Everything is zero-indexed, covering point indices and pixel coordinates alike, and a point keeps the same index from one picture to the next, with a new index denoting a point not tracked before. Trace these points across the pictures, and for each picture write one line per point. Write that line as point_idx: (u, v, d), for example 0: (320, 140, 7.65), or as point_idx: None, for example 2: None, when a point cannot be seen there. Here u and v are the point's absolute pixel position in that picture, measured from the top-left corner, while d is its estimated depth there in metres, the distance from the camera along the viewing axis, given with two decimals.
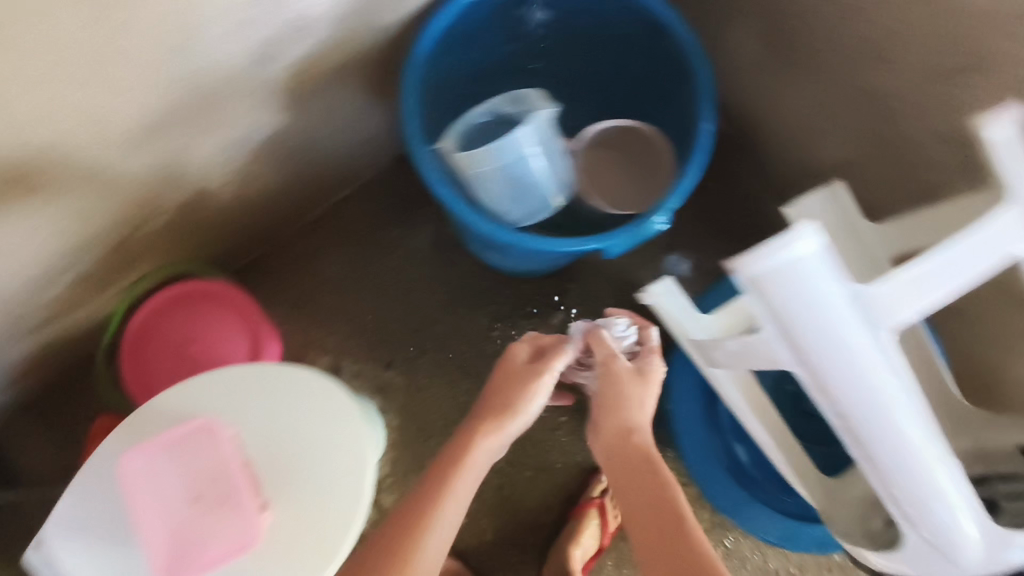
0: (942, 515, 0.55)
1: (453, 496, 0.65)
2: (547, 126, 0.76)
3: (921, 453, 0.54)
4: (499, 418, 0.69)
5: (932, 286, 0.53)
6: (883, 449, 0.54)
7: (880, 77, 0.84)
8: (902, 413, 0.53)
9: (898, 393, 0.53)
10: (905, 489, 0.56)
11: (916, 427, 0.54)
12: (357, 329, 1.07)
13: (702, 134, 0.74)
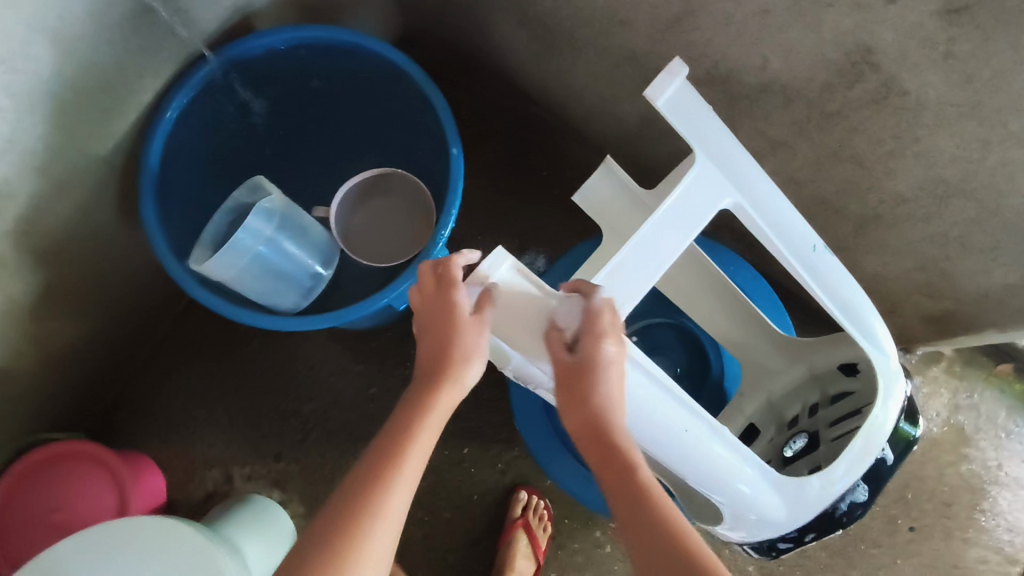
0: (728, 478, 0.60)
1: (403, 467, 0.53)
2: (291, 209, 0.69)
3: (684, 432, 0.58)
4: (448, 371, 0.57)
5: (640, 272, 0.60)
6: (651, 438, 0.59)
7: (632, 37, 0.81)
8: (652, 401, 0.57)
9: (672, 410, 0.58)
10: (690, 468, 0.60)
11: (673, 407, 0.58)
12: (236, 432, 1.04)
13: (455, 161, 0.72)
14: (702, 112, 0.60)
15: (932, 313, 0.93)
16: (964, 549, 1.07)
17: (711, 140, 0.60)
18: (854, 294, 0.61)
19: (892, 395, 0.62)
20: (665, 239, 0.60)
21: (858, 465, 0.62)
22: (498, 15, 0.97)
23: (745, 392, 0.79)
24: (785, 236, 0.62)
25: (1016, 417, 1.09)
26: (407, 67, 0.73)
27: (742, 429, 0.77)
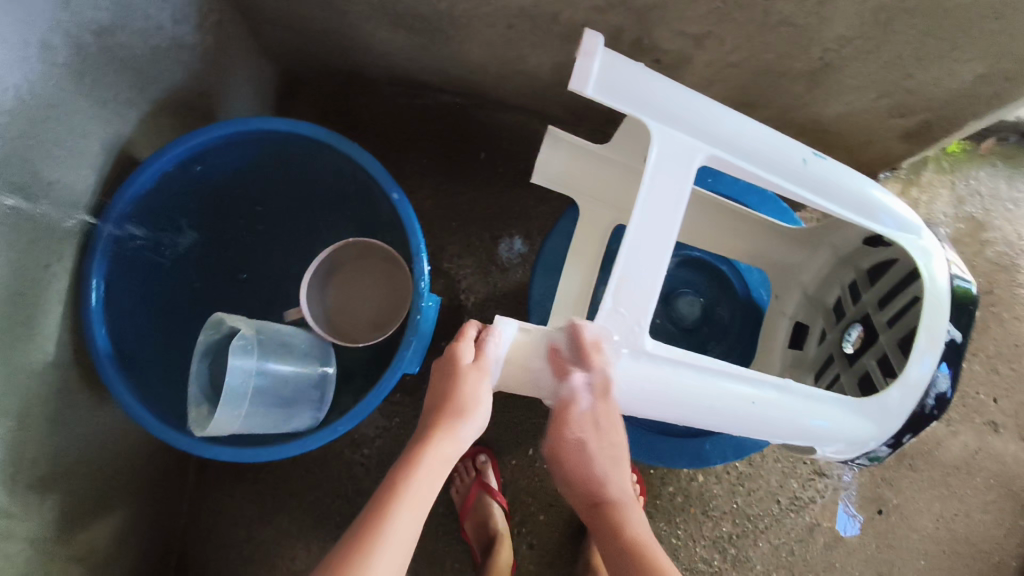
0: (807, 420, 0.61)
1: (400, 511, 0.57)
2: (267, 330, 0.63)
3: (751, 403, 0.59)
4: (450, 423, 0.62)
5: (650, 255, 0.57)
6: (722, 416, 0.60)
7: None
8: (708, 390, 0.58)
9: (726, 383, 0.59)
10: (761, 424, 0.61)
11: (729, 382, 0.59)
12: (308, 536, 1.00)
13: (401, 206, 0.68)
14: (637, 76, 0.59)
15: (909, 128, 0.91)
16: (1020, 326, 1.07)
17: (657, 100, 0.59)
18: (843, 184, 0.63)
19: (932, 259, 0.63)
20: (661, 212, 0.58)
21: (932, 349, 0.61)
22: (368, 27, 0.90)
23: (780, 294, 0.82)
24: (770, 161, 0.62)
25: (1015, 185, 1.10)
26: (310, 133, 0.69)
27: (789, 329, 0.80)
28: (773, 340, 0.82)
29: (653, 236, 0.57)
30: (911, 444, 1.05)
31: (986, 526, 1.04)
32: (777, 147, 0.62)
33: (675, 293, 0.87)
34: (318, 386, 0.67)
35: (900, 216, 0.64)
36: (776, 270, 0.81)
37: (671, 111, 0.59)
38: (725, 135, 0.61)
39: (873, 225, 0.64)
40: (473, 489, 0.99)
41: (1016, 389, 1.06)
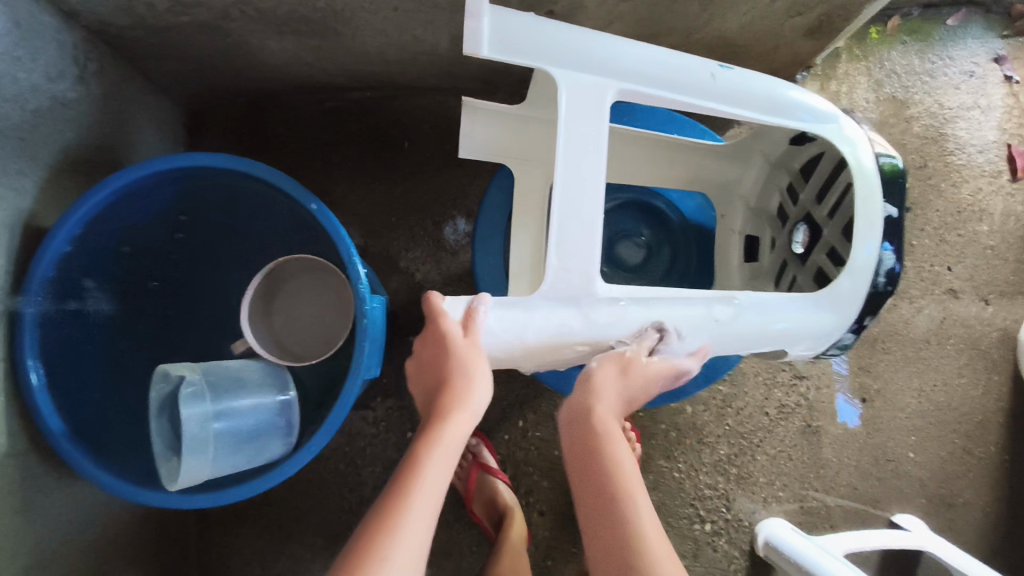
0: (765, 328, 0.61)
1: (415, 509, 0.52)
2: (217, 372, 0.62)
3: (709, 318, 0.60)
4: (447, 414, 0.59)
5: (582, 200, 0.55)
6: (676, 339, 0.60)
7: None
8: (669, 317, 0.60)
9: (680, 310, 0.60)
10: (724, 341, 0.61)
11: (677, 306, 0.60)
12: (323, 557, 1.00)
13: (323, 215, 0.66)
14: (530, 25, 0.56)
15: (811, 25, 0.91)
16: (958, 192, 1.10)
17: (557, 44, 0.56)
18: (756, 92, 0.62)
19: (858, 145, 0.63)
20: (584, 153, 0.56)
21: (875, 229, 0.61)
22: (255, 41, 0.87)
23: (725, 212, 0.82)
24: (683, 81, 0.60)
25: (926, 59, 1.11)
26: (207, 162, 0.66)
27: (742, 245, 0.81)
28: (727, 258, 0.82)
29: (579, 181, 0.56)
30: (879, 328, 1.07)
31: (964, 389, 1.07)
32: (687, 66, 0.60)
33: (620, 238, 0.87)
34: (287, 413, 0.65)
35: (817, 109, 0.64)
36: (717, 188, 0.81)
37: (574, 52, 0.57)
38: (632, 65, 0.58)
39: (794, 123, 0.63)
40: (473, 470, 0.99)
41: (967, 253, 1.09)
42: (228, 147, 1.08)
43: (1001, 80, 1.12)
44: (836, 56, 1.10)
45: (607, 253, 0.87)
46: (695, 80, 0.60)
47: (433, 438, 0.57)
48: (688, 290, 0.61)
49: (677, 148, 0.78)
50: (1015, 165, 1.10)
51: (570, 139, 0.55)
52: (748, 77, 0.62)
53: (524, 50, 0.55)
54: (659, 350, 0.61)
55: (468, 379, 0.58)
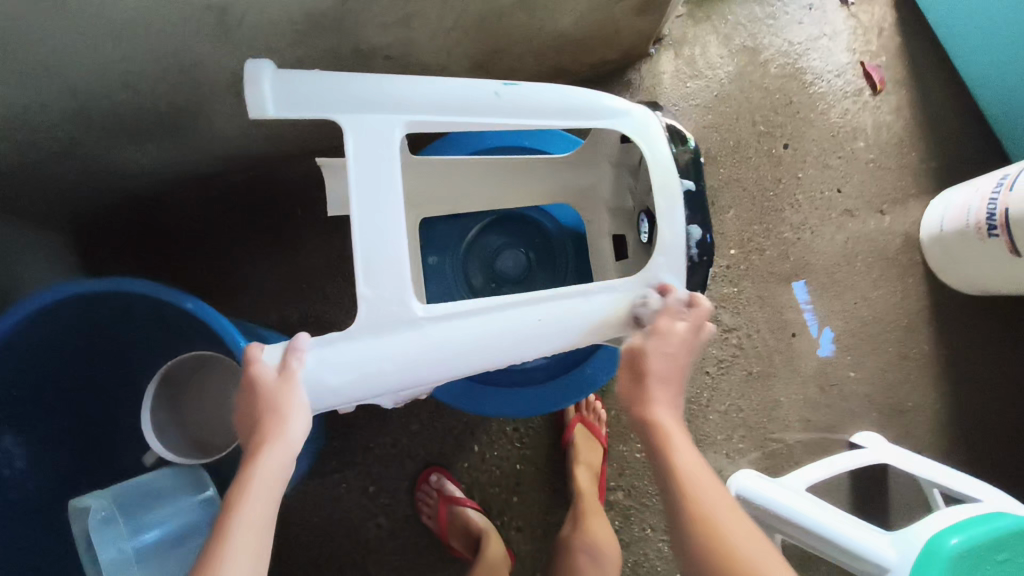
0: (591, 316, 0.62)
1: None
2: (128, 490, 0.63)
3: (536, 319, 0.60)
4: (258, 457, 0.52)
5: (391, 248, 0.56)
6: (511, 344, 0.60)
7: (215, 64, 0.75)
8: (502, 325, 0.59)
9: (515, 316, 0.60)
10: (559, 337, 0.62)
11: (508, 311, 0.60)
12: None
13: (199, 310, 0.66)
14: (310, 78, 0.57)
15: (637, 4, 0.95)
16: (827, 118, 1.14)
17: (342, 90, 0.57)
18: (546, 97, 0.64)
19: (657, 139, 0.66)
20: (384, 203, 0.56)
21: (673, 207, 0.65)
22: (117, 154, 0.88)
23: (592, 218, 0.83)
24: (473, 105, 0.62)
25: (765, 5, 1.16)
26: (56, 297, 0.61)
27: (611, 244, 0.81)
28: (602, 263, 0.82)
29: (385, 230, 0.56)
30: (790, 265, 1.11)
31: (884, 299, 1.11)
32: (474, 88, 0.62)
33: (497, 253, 0.87)
34: (210, 511, 0.66)
35: (608, 105, 0.66)
36: (579, 195, 0.82)
37: (361, 94, 0.57)
38: (421, 99, 0.60)
39: (592, 121, 0.66)
40: (439, 506, 0.99)
41: (852, 173, 1.14)
42: (129, 261, 1.09)
43: (839, 5, 1.17)
44: (681, 24, 1.15)
45: (485, 273, 0.87)
46: (479, 98, 0.62)
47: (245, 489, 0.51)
48: (524, 293, 0.60)
49: (530, 166, 0.80)
50: (872, 80, 1.15)
51: (367, 190, 0.56)
52: (539, 87, 0.64)
53: (309, 105, 0.56)
54: (502, 354, 0.60)
55: (280, 420, 0.53)
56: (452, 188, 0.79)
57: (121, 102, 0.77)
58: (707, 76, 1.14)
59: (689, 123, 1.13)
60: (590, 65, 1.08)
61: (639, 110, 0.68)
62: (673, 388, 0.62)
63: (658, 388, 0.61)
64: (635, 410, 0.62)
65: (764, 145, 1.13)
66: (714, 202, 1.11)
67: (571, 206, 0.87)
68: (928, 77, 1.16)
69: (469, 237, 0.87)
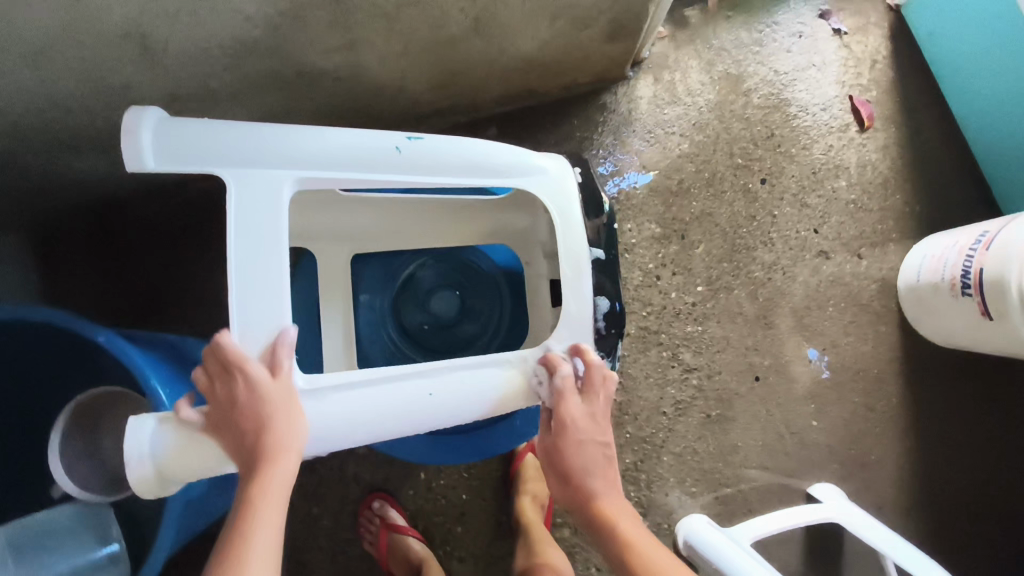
0: (482, 386, 0.63)
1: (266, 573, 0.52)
2: (22, 525, 0.61)
3: (428, 393, 0.60)
4: (271, 460, 0.55)
5: (271, 302, 0.57)
6: (400, 416, 0.60)
7: (148, 86, 0.72)
8: (396, 393, 0.59)
9: (410, 387, 0.60)
10: (450, 408, 0.62)
11: (403, 381, 0.60)
12: None
13: (110, 345, 0.63)
14: (195, 128, 0.58)
15: (606, 32, 0.91)
16: (809, 154, 1.10)
17: (226, 142, 0.58)
18: (452, 151, 0.65)
19: (572, 201, 0.69)
20: (262, 256, 0.57)
21: (581, 274, 0.68)
22: (60, 166, 0.86)
23: (530, 259, 0.83)
24: (367, 159, 0.63)
25: (753, 30, 1.11)
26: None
27: (548, 286, 0.80)
28: (538, 306, 0.82)
29: (263, 280, 0.57)
30: (759, 305, 1.07)
31: (854, 347, 1.07)
32: (369, 141, 0.63)
33: (429, 293, 0.88)
34: (114, 552, 0.66)
35: (517, 159, 0.68)
36: (517, 235, 0.83)
37: (246, 147, 0.59)
38: (310, 152, 0.60)
39: (509, 178, 0.68)
40: (380, 530, 0.97)
41: (831, 212, 1.09)
42: (81, 258, 1.03)
43: (831, 34, 1.12)
44: (663, 46, 1.10)
45: (417, 312, 0.88)
46: (379, 152, 0.63)
47: (260, 491, 0.54)
48: (416, 362, 0.60)
49: (464, 209, 0.82)
50: (860, 115, 1.10)
51: (248, 242, 0.57)
52: (440, 142, 0.65)
53: (191, 156, 0.58)
54: (394, 425, 0.60)
55: (275, 419, 0.55)
56: (386, 229, 0.81)
57: (52, 119, 0.74)
58: (686, 103, 1.09)
59: (664, 152, 1.08)
60: (561, 87, 1.04)
61: (560, 165, 0.70)
62: (608, 473, 0.67)
63: (595, 478, 0.66)
64: (577, 504, 0.67)
65: (741, 180, 1.08)
66: (683, 235, 1.07)
67: (508, 248, 0.88)
68: (918, 115, 1.11)
69: (403, 275, 0.88)
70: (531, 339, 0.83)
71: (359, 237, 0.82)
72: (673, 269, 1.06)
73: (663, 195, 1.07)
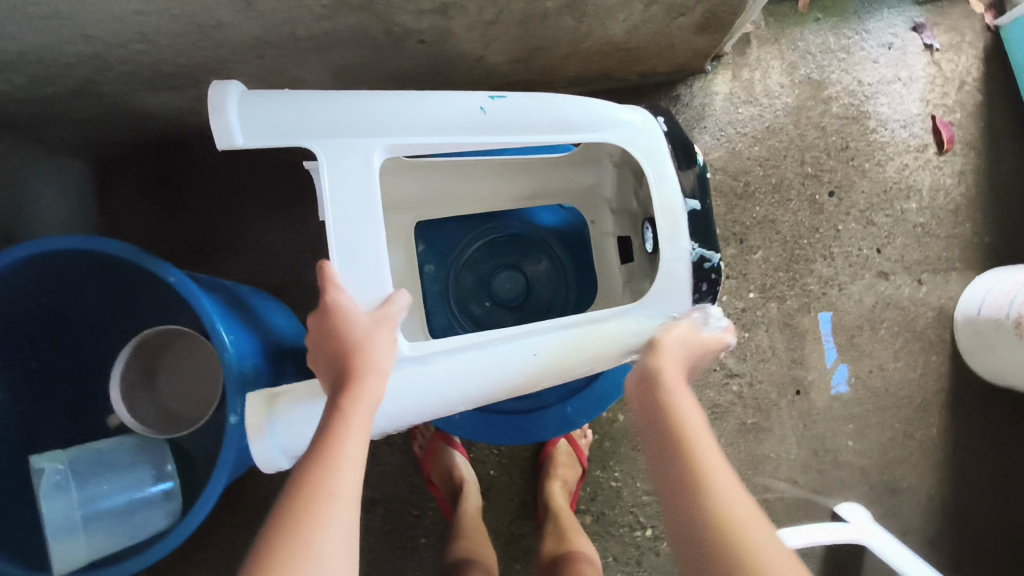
0: (580, 352, 0.63)
1: (337, 504, 0.47)
2: (83, 452, 0.65)
3: (531, 356, 0.60)
4: (357, 383, 0.52)
5: (368, 256, 0.56)
6: (494, 383, 0.60)
7: (237, 29, 0.71)
8: (489, 360, 0.59)
9: (507, 353, 0.60)
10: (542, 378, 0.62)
11: (502, 345, 0.59)
12: None
13: (182, 287, 0.63)
14: (282, 104, 0.56)
15: (697, 23, 0.88)
16: (883, 171, 1.07)
17: (309, 113, 0.57)
18: (539, 111, 0.64)
19: (664, 150, 0.67)
20: (359, 219, 0.56)
21: (677, 229, 0.65)
22: (134, 98, 0.85)
23: (595, 218, 0.84)
24: (456, 122, 0.61)
25: (841, 35, 1.07)
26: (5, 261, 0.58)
27: (616, 245, 0.81)
28: (608, 267, 0.82)
29: (356, 236, 0.56)
30: (811, 319, 1.05)
31: (901, 373, 1.05)
32: (453, 103, 0.62)
33: (489, 274, 0.88)
34: (167, 489, 0.66)
35: (601, 118, 0.66)
36: (582, 194, 0.83)
37: (334, 116, 0.57)
38: (396, 116, 0.59)
39: (597, 135, 0.66)
40: (433, 439, 0.99)
41: (896, 233, 1.06)
42: (140, 195, 1.03)
43: (921, 49, 1.08)
44: (745, 42, 1.07)
45: (481, 294, 0.88)
46: (464, 110, 0.62)
47: (344, 414, 0.51)
48: (511, 329, 0.60)
49: (531, 170, 0.80)
50: (941, 137, 1.06)
51: (341, 210, 0.56)
52: (525, 101, 0.64)
53: (279, 130, 0.56)
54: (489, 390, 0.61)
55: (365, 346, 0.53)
56: (453, 196, 0.81)
57: (138, 52, 0.74)
58: (763, 104, 1.06)
59: (734, 153, 1.06)
60: (639, 73, 1.02)
61: (643, 117, 0.68)
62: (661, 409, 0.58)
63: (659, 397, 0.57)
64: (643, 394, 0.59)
65: (808, 189, 1.06)
66: (742, 239, 1.05)
67: (558, 204, 0.87)
68: (1001, 144, 1.07)
69: (465, 255, 0.88)
70: (601, 301, 0.83)
71: (417, 204, 0.81)
72: (728, 273, 1.05)
73: (727, 196, 1.05)
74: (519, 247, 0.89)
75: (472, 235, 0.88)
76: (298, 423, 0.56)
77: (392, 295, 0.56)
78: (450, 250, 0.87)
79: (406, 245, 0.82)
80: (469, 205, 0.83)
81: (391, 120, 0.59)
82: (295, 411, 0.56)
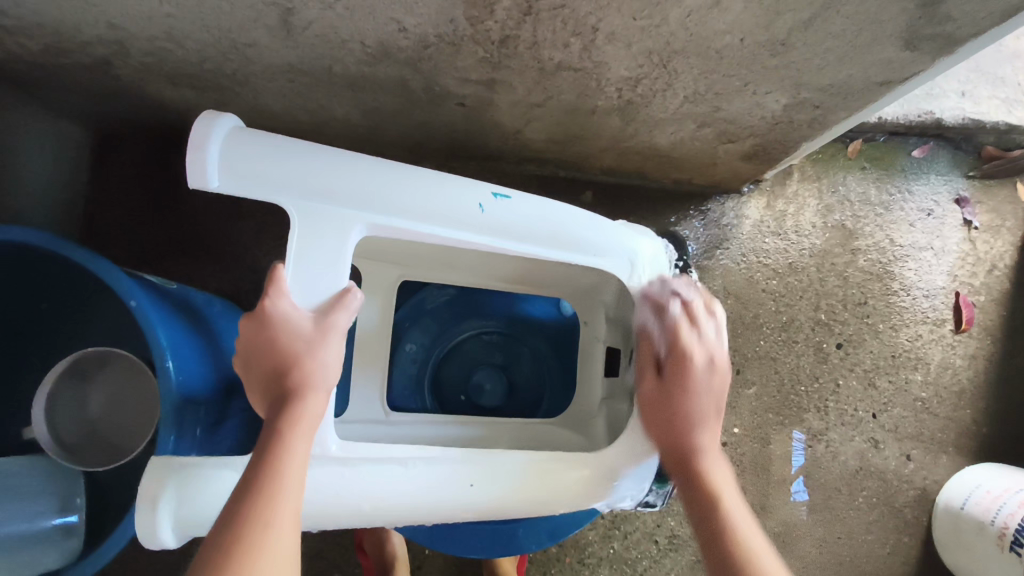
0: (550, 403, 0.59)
1: (274, 534, 0.44)
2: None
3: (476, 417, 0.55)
4: (297, 401, 0.50)
5: (330, 263, 0.54)
6: (422, 505, 0.55)
7: (271, 52, 0.67)
8: (419, 475, 0.55)
9: (440, 474, 0.55)
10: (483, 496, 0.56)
11: (433, 467, 0.55)
12: None
13: (141, 313, 0.57)
14: (270, 147, 0.53)
15: (746, 152, 0.85)
16: (895, 336, 1.03)
17: (297, 171, 0.53)
18: (545, 227, 0.60)
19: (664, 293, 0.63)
20: (326, 240, 0.54)
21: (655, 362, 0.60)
22: (152, 87, 0.80)
23: (589, 318, 0.79)
24: (461, 210, 0.58)
25: (885, 188, 1.05)
26: None
27: (605, 354, 0.76)
28: (590, 371, 0.77)
29: (321, 250, 0.54)
30: (792, 470, 1.00)
31: (869, 547, 1.00)
32: (457, 196, 0.58)
33: (471, 366, 0.85)
34: (69, 523, 0.62)
35: (605, 247, 0.62)
36: (582, 291, 0.78)
37: (319, 180, 0.54)
38: (395, 196, 0.56)
39: (598, 259, 0.62)
40: None
41: (895, 402, 1.02)
42: (135, 179, 0.97)
43: (960, 223, 1.06)
44: (787, 173, 1.03)
45: (459, 384, 0.84)
46: (467, 211, 0.58)
47: (285, 446, 0.48)
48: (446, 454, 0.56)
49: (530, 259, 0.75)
50: (960, 316, 1.03)
51: (307, 239, 0.54)
52: (531, 206, 0.60)
53: (256, 181, 0.53)
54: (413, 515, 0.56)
55: (307, 360, 0.52)
56: (446, 264, 0.76)
57: (161, 48, 0.69)
58: (790, 240, 1.03)
59: (751, 280, 1.02)
60: (674, 179, 0.99)
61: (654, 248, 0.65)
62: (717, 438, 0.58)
63: (707, 431, 0.57)
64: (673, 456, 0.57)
65: (817, 336, 1.02)
66: (740, 370, 1.00)
67: (553, 297, 0.83)
68: (1018, 337, 1.04)
69: (450, 343, 0.85)
70: (574, 412, 0.77)
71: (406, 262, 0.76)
72: None
73: (734, 324, 1.01)
74: (501, 347, 0.86)
75: (459, 324, 0.85)
76: (204, 490, 0.51)
77: (344, 298, 0.54)
78: (430, 332, 0.84)
79: (387, 299, 0.76)
80: (461, 276, 0.78)
81: (386, 199, 0.55)
82: (201, 476, 0.51)
